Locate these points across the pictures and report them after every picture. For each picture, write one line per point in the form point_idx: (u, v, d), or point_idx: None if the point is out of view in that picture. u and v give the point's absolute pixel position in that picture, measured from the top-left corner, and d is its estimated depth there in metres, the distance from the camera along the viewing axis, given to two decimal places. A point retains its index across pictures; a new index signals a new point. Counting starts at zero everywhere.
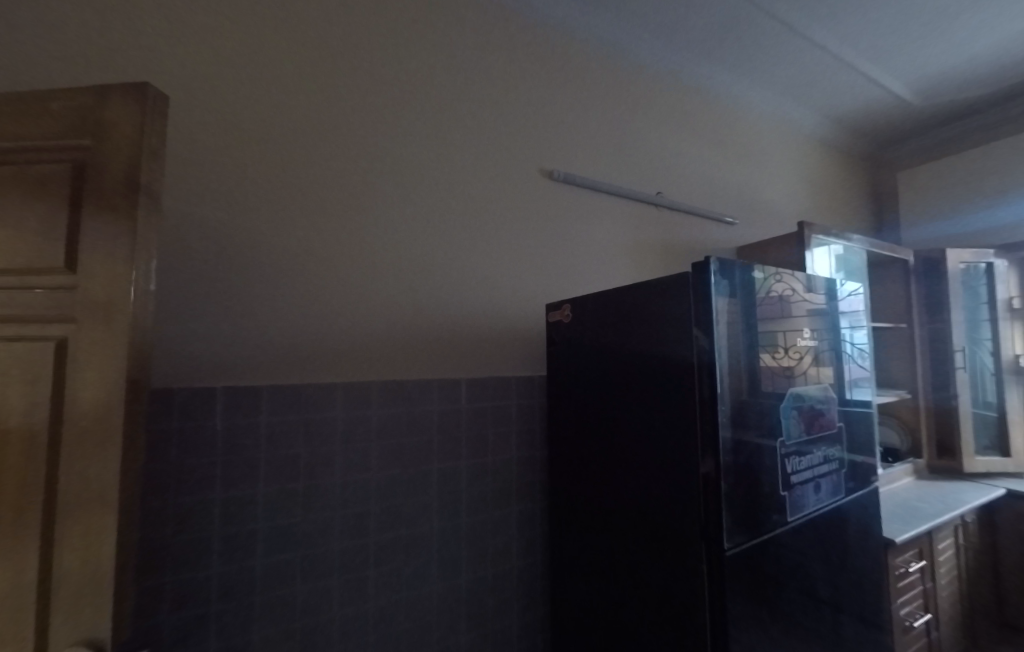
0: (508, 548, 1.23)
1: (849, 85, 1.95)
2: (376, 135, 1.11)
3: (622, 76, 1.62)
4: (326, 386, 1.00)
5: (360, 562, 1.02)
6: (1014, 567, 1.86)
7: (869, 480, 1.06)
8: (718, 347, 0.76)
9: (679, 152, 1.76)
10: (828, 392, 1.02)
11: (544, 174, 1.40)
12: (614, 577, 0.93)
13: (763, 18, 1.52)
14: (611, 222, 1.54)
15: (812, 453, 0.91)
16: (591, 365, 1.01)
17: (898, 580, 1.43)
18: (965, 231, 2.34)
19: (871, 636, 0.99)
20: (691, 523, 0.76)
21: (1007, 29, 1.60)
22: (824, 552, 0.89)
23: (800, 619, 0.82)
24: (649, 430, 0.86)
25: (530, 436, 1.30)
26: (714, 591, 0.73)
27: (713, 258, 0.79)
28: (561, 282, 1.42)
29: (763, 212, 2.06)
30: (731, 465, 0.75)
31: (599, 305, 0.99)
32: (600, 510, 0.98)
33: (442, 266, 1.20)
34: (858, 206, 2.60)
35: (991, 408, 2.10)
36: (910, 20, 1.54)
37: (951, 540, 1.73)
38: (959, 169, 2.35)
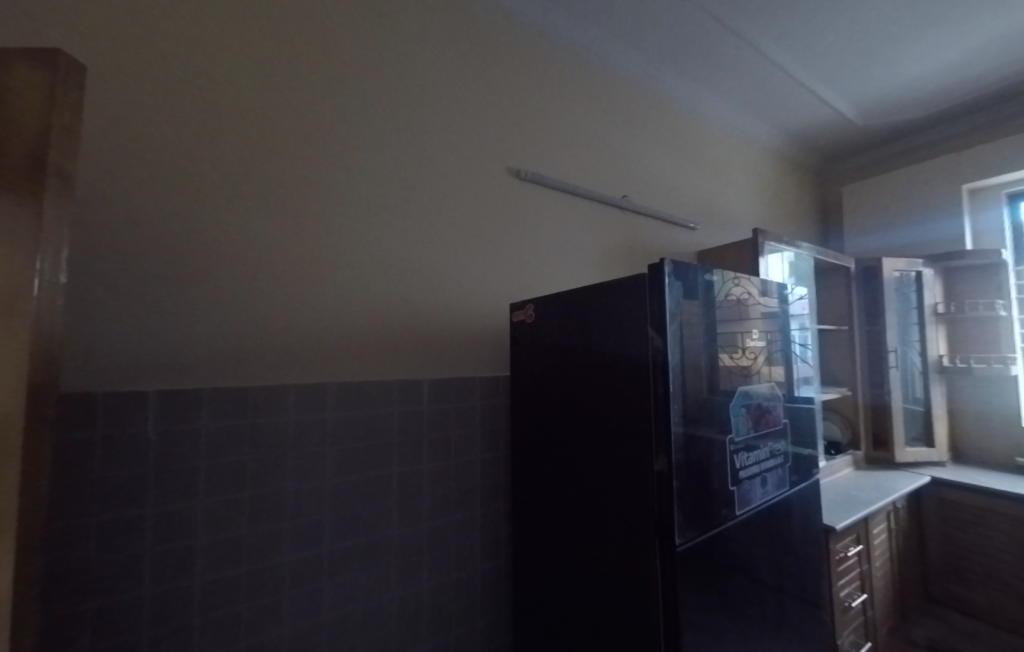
0: (471, 550, 1.21)
1: (799, 101, 2.08)
2: (332, 126, 1.07)
3: (589, 80, 1.64)
4: (278, 388, 0.95)
5: (314, 573, 0.97)
6: (938, 547, 2.04)
7: (812, 473, 1.12)
8: (671, 347, 0.78)
9: (642, 156, 1.81)
10: (776, 390, 1.07)
11: (511, 173, 1.40)
12: (573, 576, 0.94)
13: (720, 31, 1.59)
14: (577, 224, 1.56)
15: (760, 448, 0.95)
16: (552, 366, 1.02)
17: (838, 564, 1.53)
18: (898, 241, 2.55)
19: (813, 620, 1.05)
20: (645, 521, 0.78)
21: (933, 57, 1.76)
22: (769, 543, 0.93)
23: (747, 608, 0.85)
24: (606, 430, 0.87)
25: (495, 437, 1.29)
26: (667, 587, 0.75)
27: (667, 260, 0.81)
28: (527, 283, 1.42)
29: (721, 217, 2.15)
30: (682, 462, 0.77)
31: (561, 305, 0.99)
32: (559, 510, 0.98)
33: (405, 264, 1.17)
34: (807, 215, 2.77)
35: (919, 403, 2.29)
36: (851, 43, 1.66)
37: (884, 525, 1.87)
38: (894, 184, 2.56)
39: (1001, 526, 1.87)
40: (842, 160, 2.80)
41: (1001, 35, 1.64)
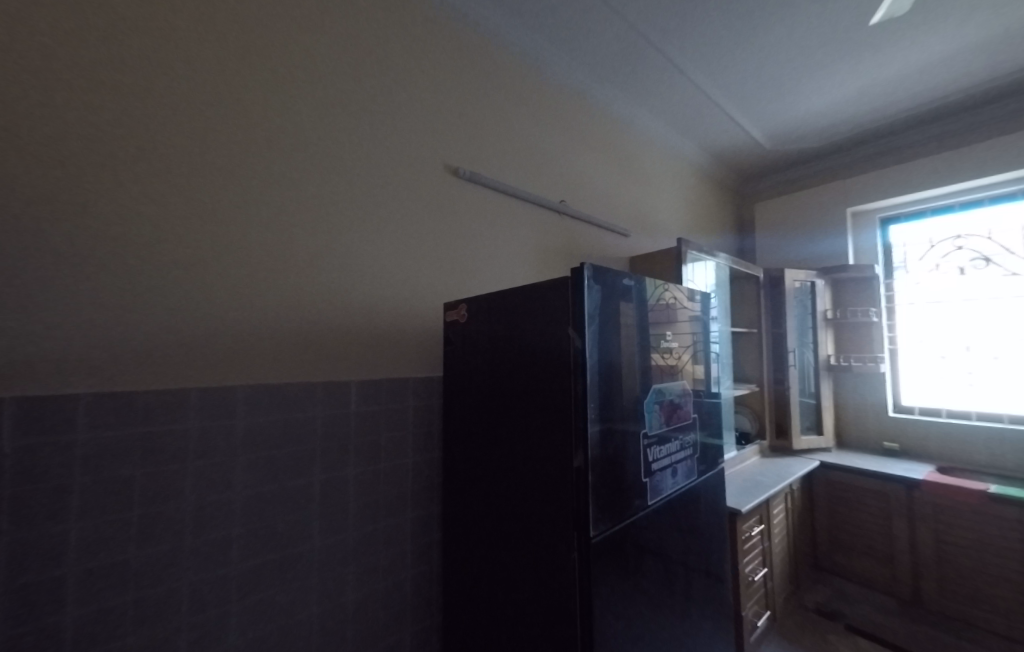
0: (401, 557, 1.18)
1: (718, 123, 2.29)
2: (248, 107, 0.98)
3: (528, 86, 1.68)
4: (178, 391, 0.85)
5: (219, 594, 0.88)
6: (824, 522, 2.36)
7: (719, 462, 1.23)
8: (590, 347, 0.81)
9: (579, 163, 1.88)
10: (689, 387, 1.15)
11: (449, 171, 1.39)
12: (499, 574, 0.95)
13: (649, 49, 1.70)
14: (516, 225, 1.58)
15: (671, 441, 1.02)
16: (482, 367, 1.02)
17: (743, 542, 1.70)
18: (798, 254, 2.91)
19: (718, 597, 1.15)
20: (564, 516, 0.81)
21: (823, 92, 2.02)
22: (679, 529, 1.01)
23: (657, 591, 0.92)
24: (531, 429, 0.89)
25: (428, 439, 1.26)
26: (583, 579, 0.78)
27: (588, 264, 0.84)
28: (464, 283, 1.42)
29: (651, 226, 2.30)
30: (598, 457, 0.81)
31: (492, 304, 1.00)
32: (487, 509, 0.99)
33: (331, 259, 1.11)
34: (726, 228, 3.06)
35: (812, 397, 2.62)
36: (759, 73, 1.86)
37: (783, 506, 2.12)
38: (795, 205, 2.92)
39: (872, 500, 2.19)
40: (755, 180, 3.13)
41: (873, 79, 1.93)
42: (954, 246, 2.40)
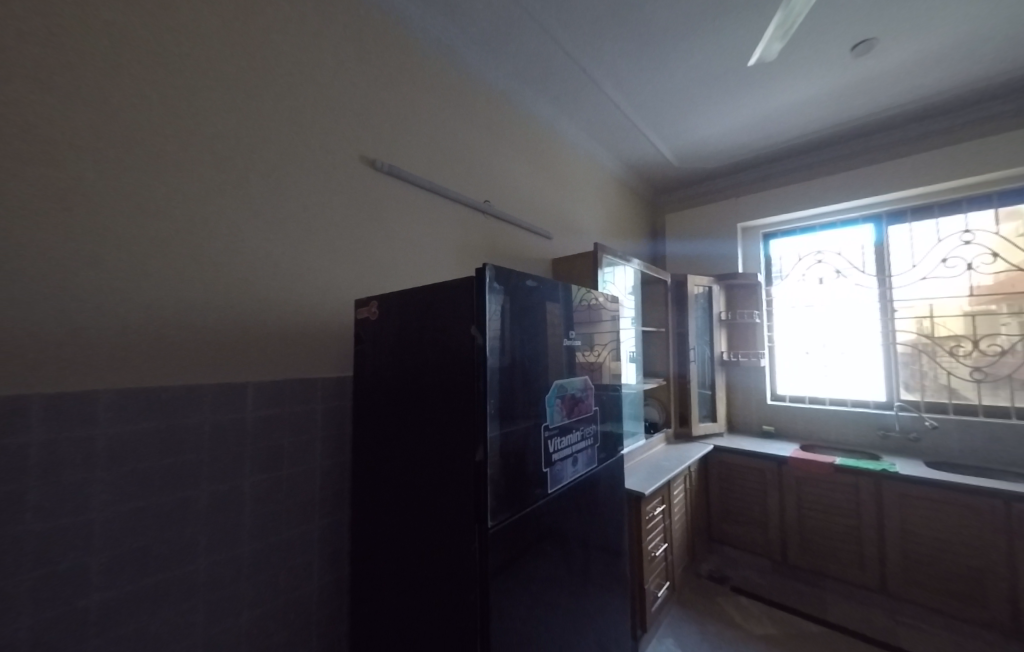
0: (306, 568, 1.11)
1: (632, 137, 2.49)
2: (117, 74, 0.87)
3: (451, 83, 1.68)
4: (13, 398, 0.72)
5: (72, 631, 0.76)
6: (716, 498, 2.68)
7: (618, 450, 1.34)
8: (490, 345, 0.84)
9: (503, 164, 1.93)
10: (591, 382, 1.24)
11: (365, 162, 1.34)
12: (404, 572, 0.94)
13: (567, 60, 1.79)
14: (437, 222, 1.58)
15: (571, 433, 1.09)
16: (391, 366, 1.00)
17: (646, 522, 1.88)
18: (700, 262, 3.26)
19: (614, 573, 1.25)
20: (465, 509, 0.83)
21: (718, 119, 2.31)
22: (578, 514, 1.09)
23: (555, 572, 0.98)
24: (436, 425, 0.89)
25: (339, 442, 1.20)
26: (480, 569, 0.81)
27: (490, 265, 0.87)
28: (380, 278, 1.37)
29: (572, 230, 2.42)
30: (497, 450, 0.84)
31: (400, 302, 0.98)
32: (395, 508, 0.97)
33: (223, 248, 1.01)
34: (641, 235, 3.33)
35: (708, 388, 2.96)
36: (664, 95, 2.06)
37: (682, 486, 2.37)
38: (698, 218, 3.27)
39: (751, 476, 2.55)
40: (665, 193, 3.45)
41: (755, 112, 2.25)
42: (815, 260, 2.87)
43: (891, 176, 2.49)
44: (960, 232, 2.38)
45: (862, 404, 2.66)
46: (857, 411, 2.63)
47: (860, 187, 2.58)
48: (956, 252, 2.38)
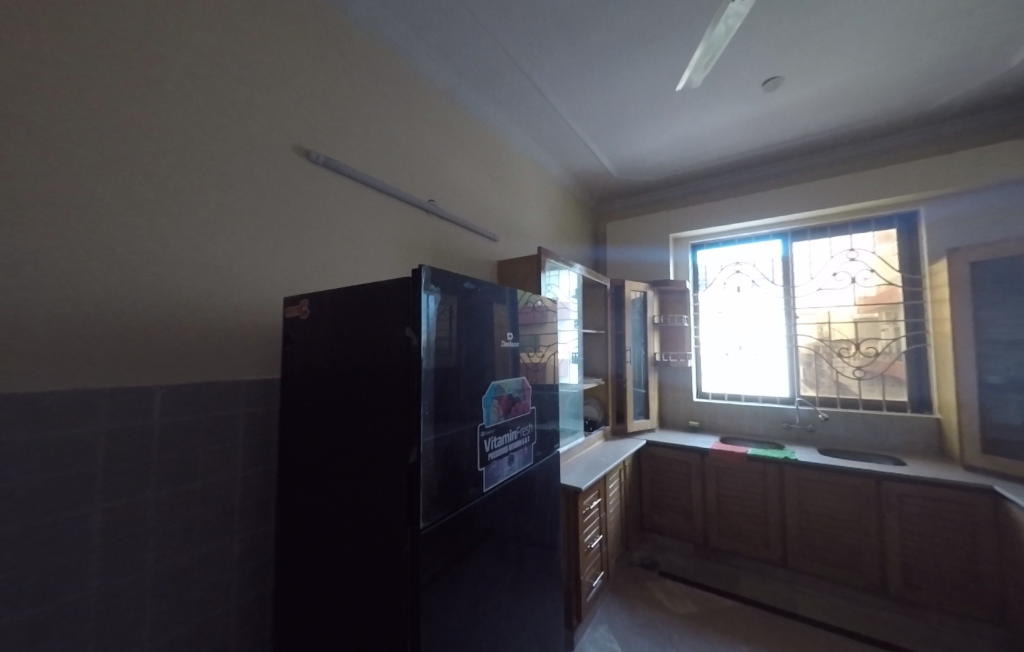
0: (222, 587, 1.02)
1: (576, 147, 2.60)
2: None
3: (393, 77, 1.65)
4: None
5: None
6: (647, 490, 2.87)
7: (554, 447, 1.38)
8: (425, 346, 0.84)
9: (449, 164, 1.92)
10: (529, 382, 1.27)
11: (299, 153, 1.27)
12: (334, 582, 0.91)
13: (512, 65, 1.83)
14: (378, 219, 1.53)
15: (507, 432, 1.11)
16: (323, 366, 0.96)
17: (582, 515, 1.97)
18: (637, 268, 3.48)
19: (549, 566, 1.30)
20: (397, 512, 0.82)
21: (653, 137, 2.48)
22: (514, 511, 1.12)
23: (489, 569, 1.00)
24: (369, 428, 0.87)
25: (265, 449, 1.12)
26: (411, 571, 0.80)
27: (426, 266, 0.87)
28: (315, 275, 1.31)
29: (518, 233, 2.47)
30: (430, 451, 0.84)
31: (334, 302, 0.95)
32: (325, 515, 0.93)
33: (125, 239, 0.91)
34: (583, 240, 3.47)
35: (642, 387, 3.15)
36: (605, 109, 2.18)
37: (617, 479, 2.51)
38: (636, 226, 3.48)
39: (678, 467, 2.76)
40: (607, 202, 3.63)
41: (685, 133, 2.45)
42: (734, 270, 3.19)
43: (794, 198, 2.83)
44: (847, 250, 2.78)
45: (771, 400, 2.99)
46: (767, 406, 2.95)
47: (770, 206, 2.90)
48: (844, 267, 2.77)
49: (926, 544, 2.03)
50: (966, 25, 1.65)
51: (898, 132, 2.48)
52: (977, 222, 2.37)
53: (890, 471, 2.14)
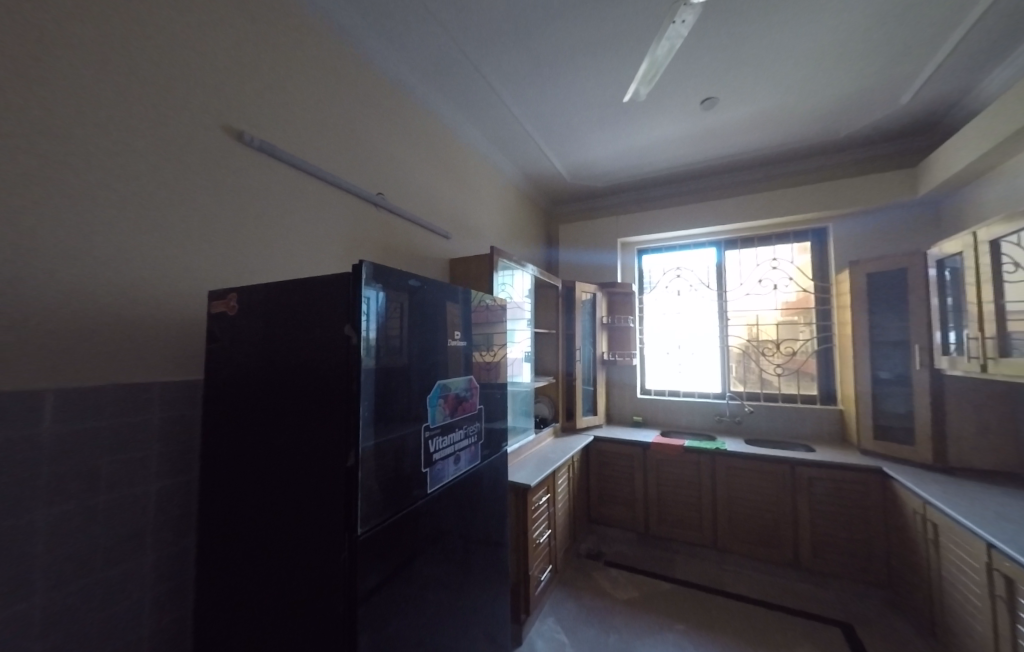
0: (129, 614, 0.92)
1: (530, 149, 2.64)
2: None
3: (340, 62, 1.57)
4: None
5: None
6: (595, 483, 2.97)
7: (502, 445, 1.38)
8: (365, 344, 0.81)
9: (399, 158, 1.87)
10: (476, 381, 1.26)
11: (229, 133, 1.17)
12: (263, 596, 0.85)
13: (465, 61, 1.81)
14: (320, 211, 1.45)
15: (453, 431, 1.10)
16: (253, 365, 0.89)
17: (531, 512, 2.00)
18: (587, 270, 3.59)
19: (495, 564, 1.30)
20: (333, 518, 0.78)
21: (602, 144, 2.58)
22: (459, 511, 1.10)
23: (433, 571, 0.98)
24: (304, 432, 0.83)
25: (185, 456, 1.02)
26: (348, 579, 0.77)
27: (368, 262, 0.83)
28: (247, 267, 1.21)
29: (471, 232, 2.45)
30: (370, 455, 0.81)
31: (266, 297, 0.88)
32: (254, 526, 0.87)
33: (9, 220, 0.80)
34: (536, 241, 3.52)
35: (590, 385, 3.25)
36: (557, 114, 2.23)
37: (566, 475, 2.57)
38: (587, 229, 3.59)
39: (623, 461, 2.89)
40: (559, 205, 3.72)
41: (631, 144, 2.57)
42: (675, 274, 3.40)
43: (727, 209, 3.04)
44: (771, 260, 3.07)
45: (706, 395, 3.22)
46: (702, 401, 3.18)
47: (707, 217, 3.09)
48: (768, 275, 3.06)
49: (830, 521, 2.30)
50: (864, 67, 1.89)
51: (813, 156, 2.77)
52: (873, 238, 2.72)
53: (803, 457, 2.39)
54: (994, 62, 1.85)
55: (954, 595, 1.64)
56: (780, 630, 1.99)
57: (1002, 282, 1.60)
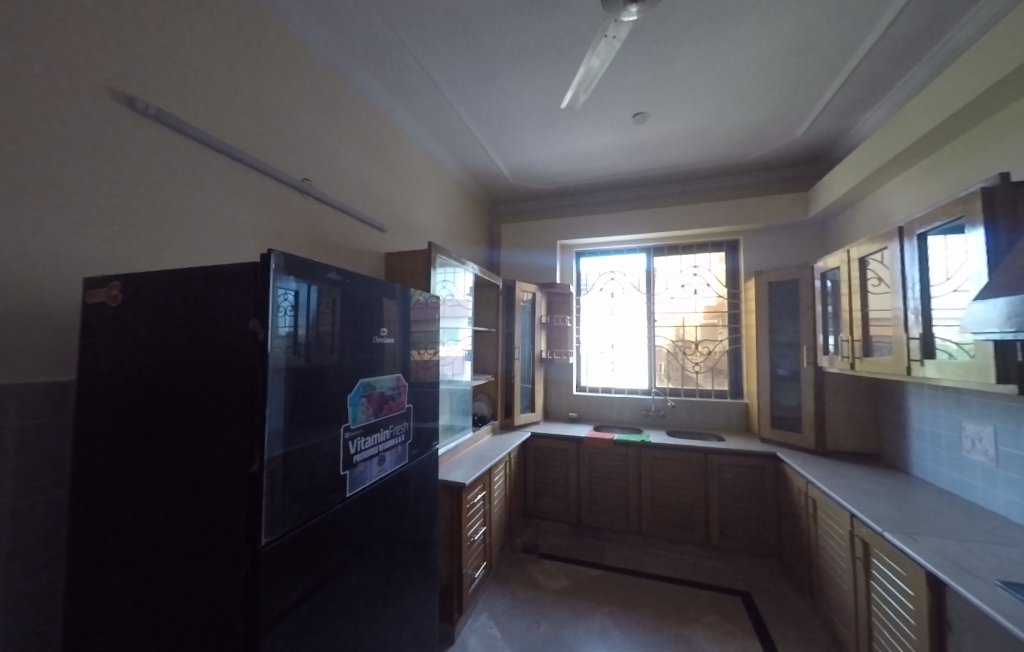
0: None
1: (472, 146, 2.64)
2: None
3: (262, 33, 1.45)
4: None
5: None
6: (531, 479, 3.04)
7: (432, 444, 1.36)
8: (275, 342, 0.75)
9: (330, 144, 1.76)
10: (406, 379, 1.21)
11: (117, 99, 1.03)
12: (150, 622, 0.76)
13: (402, 48, 1.76)
14: (234, 193, 1.32)
15: (377, 432, 1.05)
16: (141, 365, 0.79)
17: (466, 509, 1.99)
18: (527, 270, 3.65)
19: (422, 566, 1.27)
20: (234, 529, 0.72)
21: (543, 148, 2.65)
22: (384, 514, 1.07)
23: (352, 578, 0.94)
24: (200, 438, 0.75)
25: (53, 470, 0.88)
26: (249, 595, 0.71)
27: (279, 253, 0.77)
28: (140, 250, 1.07)
29: (409, 227, 2.38)
30: (278, 460, 0.76)
31: (160, 287, 0.79)
32: (139, 544, 0.77)
33: None
34: (479, 239, 3.52)
35: (529, 382, 3.31)
36: (500, 113, 2.25)
37: (503, 471, 2.60)
38: (528, 230, 3.65)
39: (558, 455, 2.99)
40: (502, 204, 3.75)
41: (570, 150, 2.68)
42: (609, 277, 3.58)
43: (656, 220, 3.25)
44: (692, 267, 3.35)
45: (634, 391, 3.43)
46: (631, 397, 3.39)
47: (639, 224, 3.29)
48: (690, 281, 3.34)
49: (735, 502, 2.57)
50: (766, 101, 2.15)
51: (728, 174, 3.08)
52: (774, 252, 3.09)
53: (714, 446, 2.65)
54: (862, 108, 2.21)
55: (827, 558, 1.92)
56: (692, 604, 2.19)
57: (866, 292, 1.90)
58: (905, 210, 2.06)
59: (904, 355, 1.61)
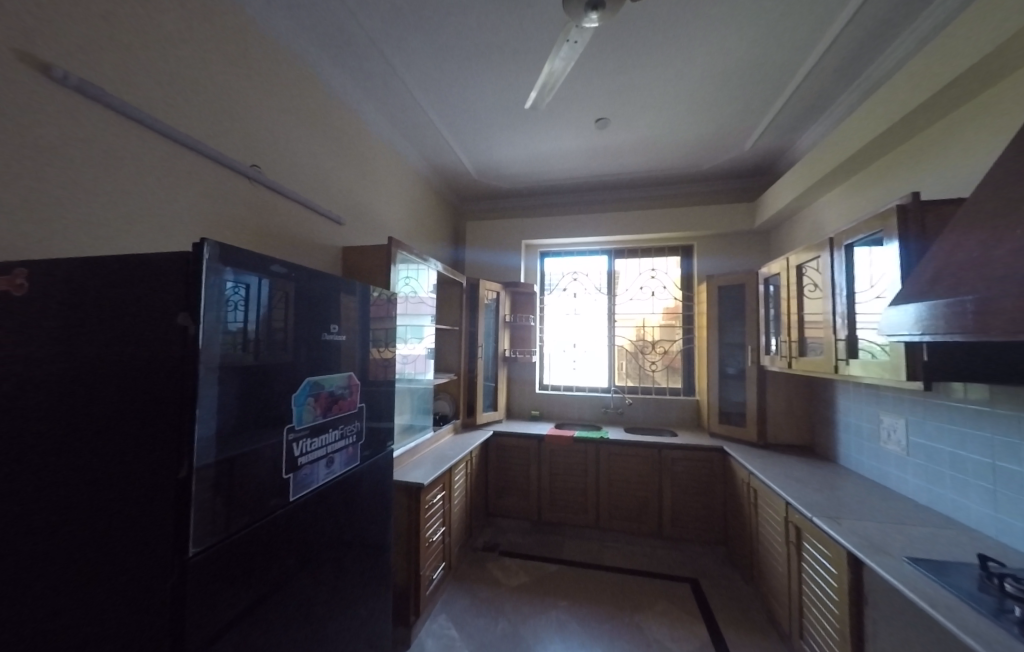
0: None
1: (437, 140, 2.59)
2: None
3: (206, 5, 1.35)
4: None
5: None
6: (492, 477, 3.04)
7: (386, 444, 1.32)
8: (209, 339, 0.69)
9: (282, 129, 1.67)
10: (360, 378, 1.17)
11: (29, 64, 0.93)
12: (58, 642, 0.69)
13: (361, 33, 1.70)
14: (169, 175, 1.22)
15: (326, 433, 1.01)
16: (50, 360, 0.71)
17: (424, 510, 1.96)
18: (492, 269, 3.64)
19: (373, 570, 1.23)
20: (158, 540, 0.66)
21: (509, 147, 2.65)
22: (331, 518, 1.02)
23: (294, 587, 0.89)
24: (122, 442, 0.69)
25: None
26: (174, 610, 0.66)
27: (215, 243, 0.71)
28: (52, 233, 0.96)
29: (369, 221, 2.30)
30: (211, 465, 0.70)
31: (76, 275, 0.71)
32: (47, 559, 0.70)
33: None
34: (443, 236, 3.47)
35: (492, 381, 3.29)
36: (465, 108, 2.22)
37: (463, 471, 2.58)
38: (493, 229, 3.63)
39: (519, 454, 3.01)
40: (468, 201, 3.71)
41: (535, 150, 2.70)
42: (572, 278, 3.65)
43: (618, 223, 3.34)
44: (651, 269, 3.48)
45: (594, 389, 3.52)
46: (591, 395, 3.47)
47: (601, 227, 3.37)
48: (649, 283, 3.47)
49: (685, 494, 2.70)
50: (718, 114, 2.27)
51: (684, 182, 3.23)
52: (725, 257, 3.27)
53: (668, 442, 2.76)
54: (801, 127, 2.39)
55: (765, 544, 2.06)
56: (643, 593, 2.28)
57: (803, 297, 2.06)
58: (836, 222, 2.25)
59: (833, 355, 1.75)
